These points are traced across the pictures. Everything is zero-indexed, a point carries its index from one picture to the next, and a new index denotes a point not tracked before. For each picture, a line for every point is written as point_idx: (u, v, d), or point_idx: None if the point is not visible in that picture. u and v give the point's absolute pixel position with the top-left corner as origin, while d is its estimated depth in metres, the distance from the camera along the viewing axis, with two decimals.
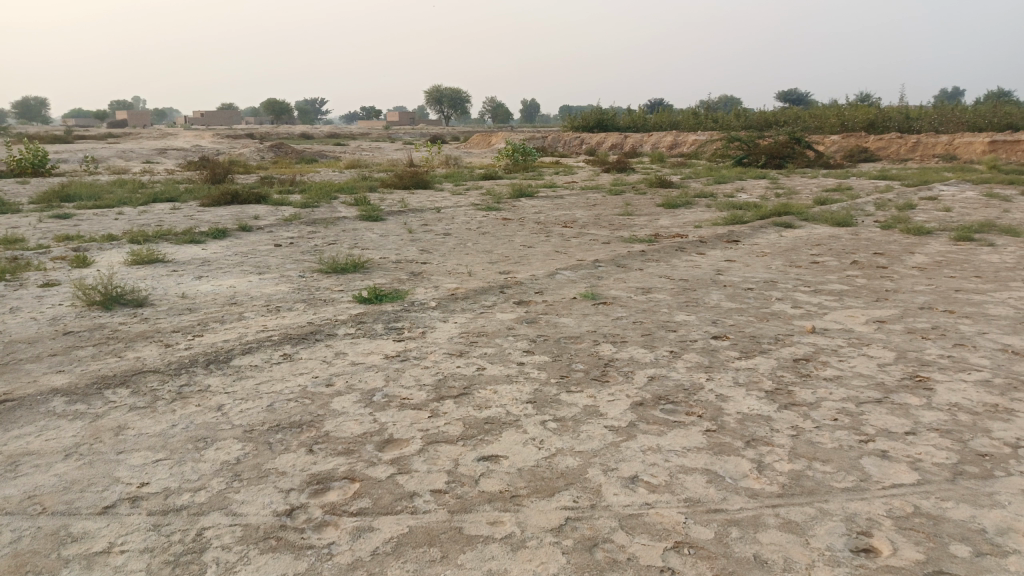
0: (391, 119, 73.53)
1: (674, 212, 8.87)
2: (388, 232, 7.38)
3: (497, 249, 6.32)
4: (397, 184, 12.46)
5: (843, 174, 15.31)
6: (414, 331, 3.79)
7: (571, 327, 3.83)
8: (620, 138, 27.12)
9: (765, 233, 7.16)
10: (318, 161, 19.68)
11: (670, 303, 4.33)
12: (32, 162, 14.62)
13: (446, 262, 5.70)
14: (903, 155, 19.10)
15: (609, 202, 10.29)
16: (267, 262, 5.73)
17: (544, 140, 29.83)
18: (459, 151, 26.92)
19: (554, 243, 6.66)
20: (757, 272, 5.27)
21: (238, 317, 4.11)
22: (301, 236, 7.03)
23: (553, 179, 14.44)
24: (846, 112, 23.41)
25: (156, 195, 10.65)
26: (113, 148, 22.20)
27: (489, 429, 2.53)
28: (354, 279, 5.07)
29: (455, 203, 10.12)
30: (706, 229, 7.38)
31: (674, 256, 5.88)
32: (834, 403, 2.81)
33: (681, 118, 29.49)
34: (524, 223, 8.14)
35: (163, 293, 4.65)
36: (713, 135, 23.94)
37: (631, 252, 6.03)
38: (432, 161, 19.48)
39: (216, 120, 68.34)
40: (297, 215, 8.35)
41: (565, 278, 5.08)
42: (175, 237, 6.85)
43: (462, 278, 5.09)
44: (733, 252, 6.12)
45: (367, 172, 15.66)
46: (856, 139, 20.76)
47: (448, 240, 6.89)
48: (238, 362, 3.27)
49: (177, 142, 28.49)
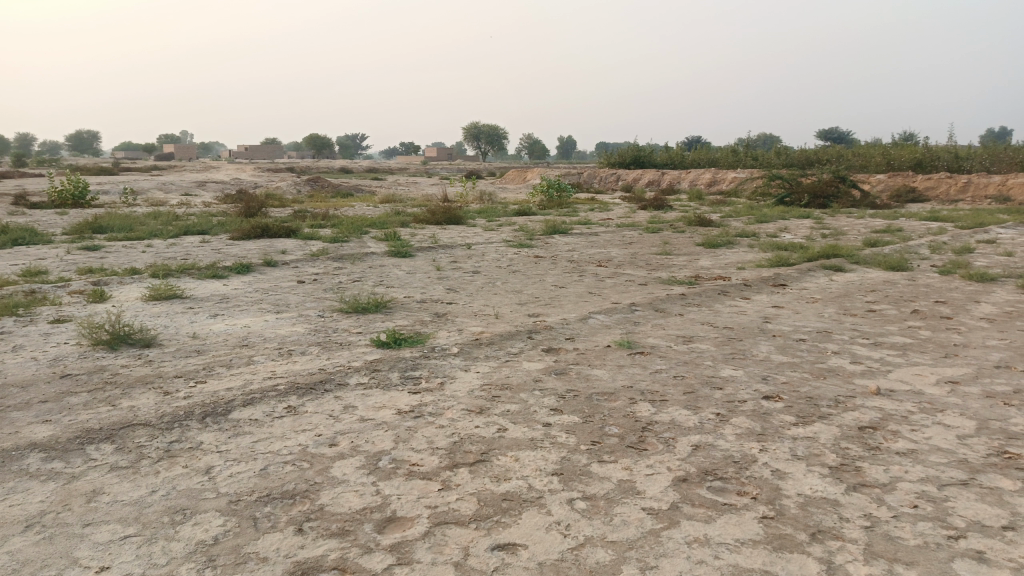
0: (429, 154, 74.48)
1: (715, 252, 8.49)
2: (416, 269, 7.13)
3: (528, 289, 6.02)
4: (429, 219, 12.30)
5: (891, 214, 14.74)
6: (432, 381, 3.48)
7: (604, 381, 3.47)
8: (657, 175, 26.84)
9: (813, 277, 6.73)
10: (353, 195, 19.72)
11: (714, 356, 3.95)
12: (73, 194, 14.87)
13: (473, 303, 5.41)
14: (953, 196, 18.44)
15: (646, 241, 9.95)
16: (287, 300, 5.50)
17: (579, 176, 29.71)
18: (494, 186, 26.90)
19: (587, 284, 6.33)
20: (808, 321, 4.86)
21: (247, 361, 3.84)
22: (326, 272, 6.81)
23: (588, 216, 14.17)
24: (891, 151, 22.81)
25: (187, 228, 10.62)
26: (155, 181, 22.65)
27: (507, 508, 2.19)
28: (374, 321, 4.80)
29: (487, 240, 9.88)
30: (750, 272, 6.99)
31: (716, 301, 5.50)
32: (912, 485, 2.40)
33: (719, 156, 29.13)
34: (557, 261, 7.85)
35: (173, 332, 4.43)
36: (752, 173, 23.52)
37: (670, 295, 5.67)
38: (467, 196, 19.40)
39: (259, 154, 69.98)
40: (325, 250, 8.18)
41: (599, 323, 4.73)
42: (198, 271, 6.69)
43: (489, 321, 4.78)
44: (780, 297, 5.72)
45: (400, 207, 15.58)
46: (903, 178, 20.15)
47: (476, 278, 6.61)
48: (238, 415, 2.98)
49: (216, 175, 29.07)
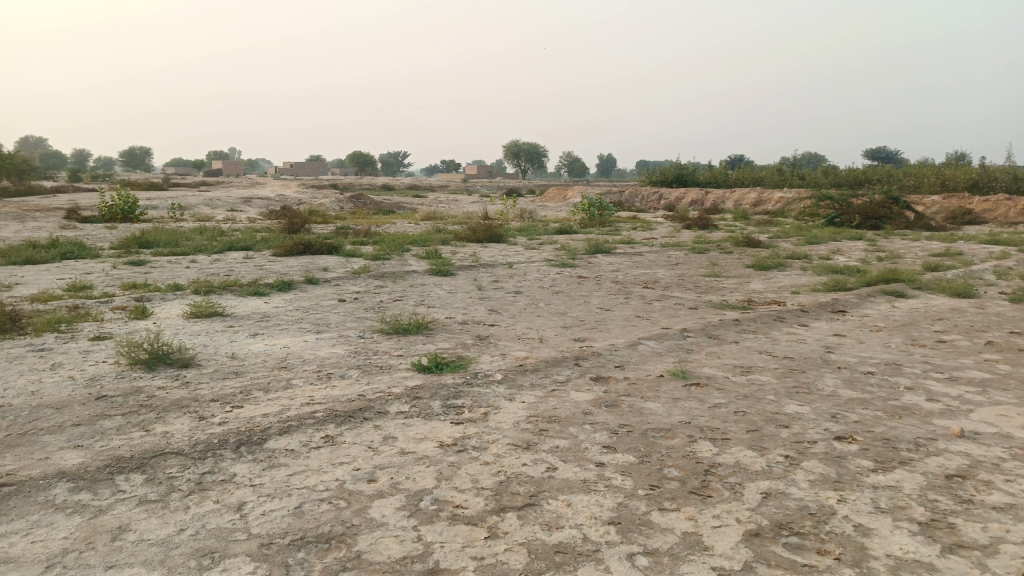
0: (470, 172, 74.94)
1: (766, 274, 8.19)
2: (457, 288, 6.99)
3: (573, 312, 5.81)
4: (470, 237, 12.20)
5: (948, 237, 14.16)
6: (476, 411, 3.29)
7: (660, 416, 3.25)
8: (701, 193, 26.46)
9: (874, 303, 6.40)
10: (395, 212, 19.79)
11: (776, 390, 3.69)
12: (123, 209, 15.18)
13: (516, 326, 5.23)
14: (1012, 218, 17.72)
15: (693, 261, 9.69)
16: (326, 319, 5.39)
17: (621, 194, 29.46)
18: (535, 204, 26.83)
19: (634, 307, 6.10)
20: (874, 352, 4.55)
21: (285, 384, 3.71)
22: (367, 290, 6.71)
23: (631, 235, 13.93)
24: (946, 171, 22.09)
25: (231, 243, 10.68)
26: (202, 197, 23.08)
27: (561, 563, 1.98)
28: (415, 343, 4.64)
29: (529, 259, 9.72)
30: (805, 296, 6.68)
31: (773, 329, 5.22)
32: (1016, 548, 2.13)
33: (765, 175, 28.63)
34: (601, 281, 7.64)
35: (212, 352, 4.33)
36: (799, 193, 23.01)
37: (723, 320, 5.41)
38: (508, 214, 19.30)
39: (303, 170, 71.04)
40: (366, 268, 8.11)
41: (649, 350, 4.50)
42: (239, 288, 6.65)
43: (533, 346, 4.58)
44: (840, 325, 5.42)
45: (441, 224, 15.56)
46: (959, 199, 19.46)
47: (519, 299, 6.43)
48: (273, 445, 2.83)
49: (261, 191, 29.61)
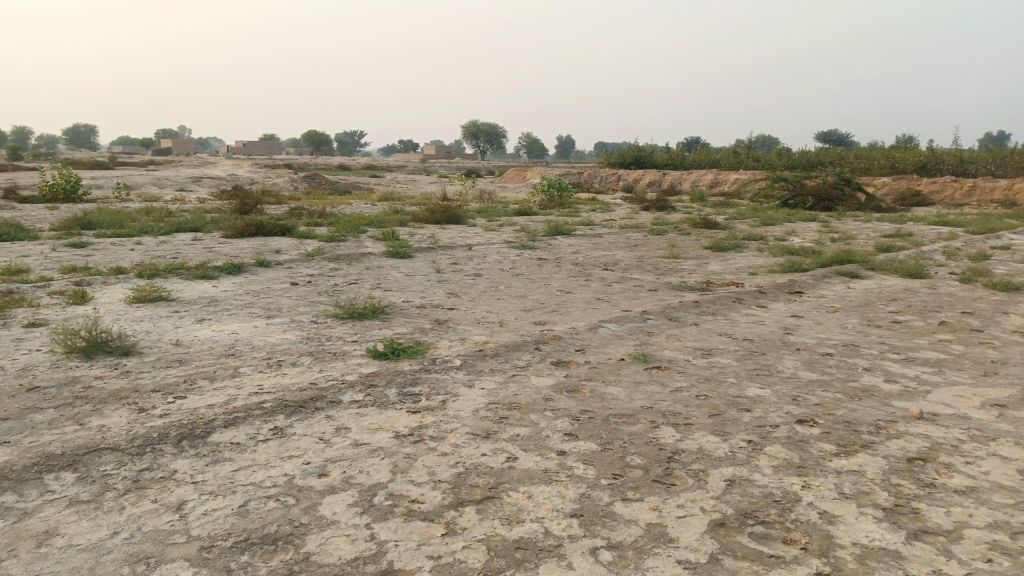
0: (428, 153, 74.18)
1: (725, 256, 8.22)
2: (415, 270, 6.85)
3: (533, 294, 5.72)
4: (428, 219, 12.01)
5: (898, 218, 14.45)
6: (433, 398, 3.18)
7: (622, 401, 3.18)
8: (658, 175, 26.60)
9: (830, 284, 6.45)
10: (352, 193, 19.43)
11: (737, 373, 3.66)
12: (64, 188, 14.57)
13: (475, 309, 5.12)
14: (958, 200, 18.20)
15: (652, 243, 9.69)
16: (278, 304, 5.20)
17: (580, 175, 29.46)
18: (494, 185, 26.65)
19: (594, 289, 6.04)
20: (833, 334, 4.57)
21: (232, 373, 3.54)
22: (320, 273, 6.52)
23: (590, 216, 13.89)
24: (895, 154, 22.57)
25: (179, 225, 10.31)
26: (150, 176, 22.31)
27: (522, 560, 1.89)
28: (371, 328, 4.49)
29: (488, 240, 9.60)
30: (763, 277, 6.71)
31: (733, 310, 5.21)
32: (979, 532, 2.11)
33: (721, 157, 28.90)
34: (561, 263, 7.57)
35: (154, 339, 4.13)
36: (755, 174, 23.28)
37: (684, 302, 5.38)
38: (467, 195, 19.09)
39: (257, 149, 69.44)
40: (321, 249, 7.89)
41: (610, 333, 4.44)
42: (187, 271, 6.40)
43: (493, 330, 4.48)
44: (799, 307, 5.43)
45: (399, 204, 15.31)
46: (908, 181, 19.91)
47: (478, 281, 6.32)
48: (217, 439, 2.68)
49: (212, 171, 28.81)
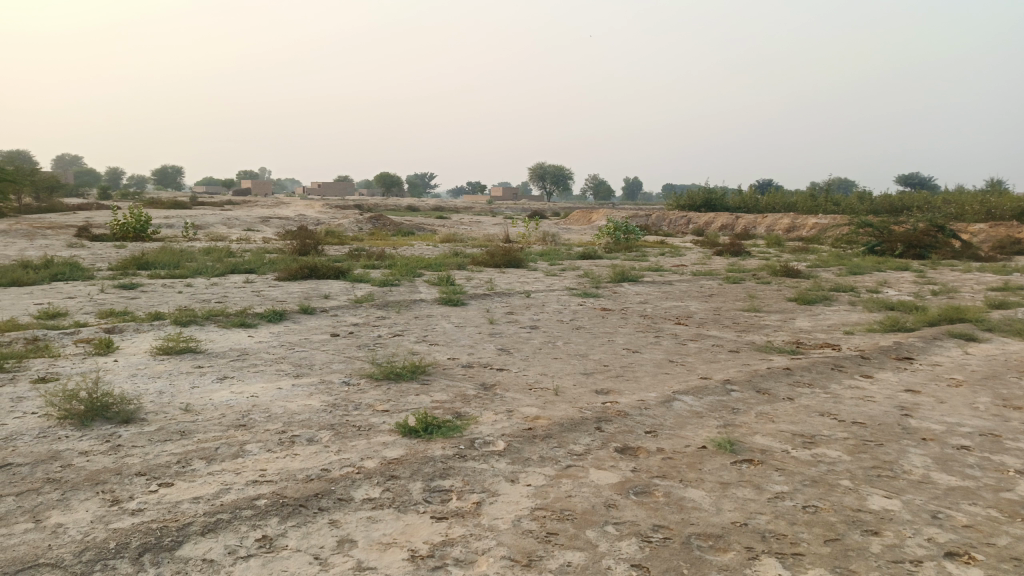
0: (496, 194, 74.72)
1: (813, 310, 7.37)
2: (466, 320, 6.29)
3: (595, 354, 5.05)
4: (488, 262, 11.53)
5: (1001, 269, 13.11)
6: (466, 499, 2.55)
7: (706, 514, 2.48)
8: (731, 218, 25.61)
9: (943, 349, 5.56)
10: (414, 234, 19.20)
11: (852, 475, 2.90)
12: (134, 227, 14.78)
13: (529, 371, 4.50)
14: None
15: (728, 293, 8.91)
16: (310, 359, 4.69)
17: (648, 218, 28.69)
18: (559, 227, 26.19)
19: (666, 348, 5.34)
20: (963, 418, 3.74)
21: (235, 452, 3.00)
22: (365, 322, 6.04)
23: (659, 261, 13.14)
24: (991, 199, 20.99)
25: (235, 266, 10.08)
26: (220, 215, 22.70)
27: None
28: (407, 393, 3.92)
29: (549, 287, 9.00)
30: (861, 339, 5.87)
31: (832, 382, 4.42)
32: None
33: (797, 200, 27.68)
34: (628, 315, 6.90)
35: (162, 404, 3.64)
36: (835, 219, 22.05)
37: (772, 369, 4.62)
38: (529, 237, 18.65)
39: (329, 190, 71.28)
40: (371, 295, 7.45)
41: (686, 410, 3.73)
42: (225, 317, 6.01)
43: (547, 400, 3.83)
44: (911, 379, 4.59)
45: (460, 246, 14.95)
46: (1007, 228, 18.39)
47: (534, 336, 5.71)
48: (187, 554, 2.11)
49: (282, 210, 29.31)
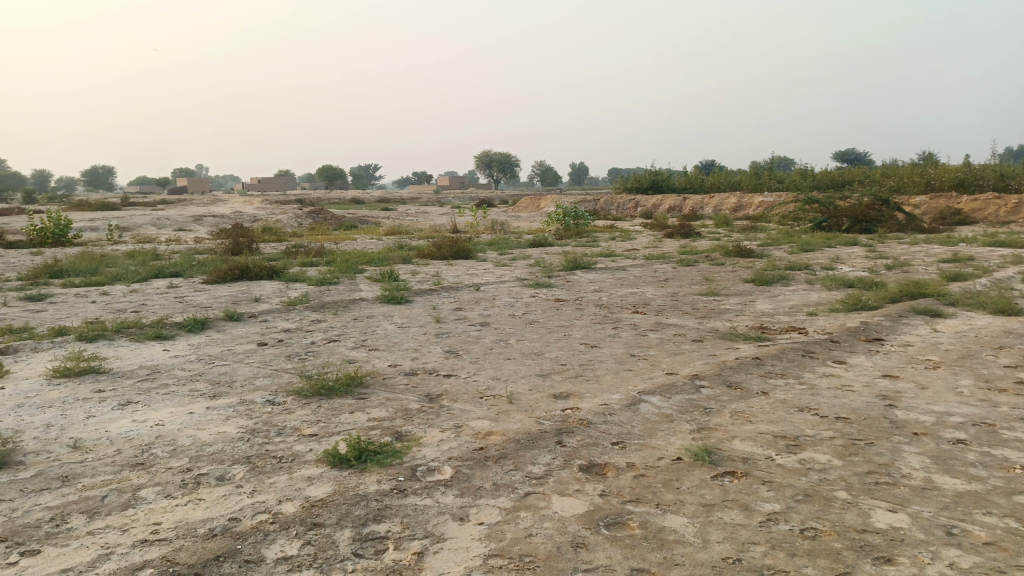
0: (442, 183, 73.86)
1: (772, 291, 7.12)
2: (410, 319, 5.81)
3: (551, 351, 4.64)
4: (434, 253, 11.04)
5: (946, 240, 13.18)
6: (404, 549, 2.10)
7: (690, 550, 2.08)
8: (678, 200, 25.59)
9: (911, 327, 5.31)
10: (357, 227, 18.53)
11: (847, 485, 2.55)
12: (53, 232, 13.79)
13: (479, 375, 4.06)
14: (1003, 217, 16.92)
15: (684, 276, 8.62)
16: (231, 374, 4.16)
17: (596, 203, 28.51)
18: (507, 215, 25.79)
19: (626, 340, 4.97)
20: (951, 406, 3.44)
21: (125, 501, 2.49)
22: (297, 328, 5.50)
23: (610, 246, 12.85)
24: (930, 171, 21.30)
25: (159, 270, 9.36)
26: (151, 215, 21.56)
27: None
28: (339, 411, 3.44)
29: (499, 278, 8.57)
30: (827, 321, 5.60)
31: (806, 371, 4.09)
32: None
33: (742, 179, 27.83)
34: (583, 306, 6.52)
35: (45, 441, 3.09)
36: (780, 196, 22.16)
37: (742, 359, 4.28)
38: (478, 225, 18.18)
39: (271, 185, 69.36)
40: (306, 296, 6.89)
41: (655, 414, 3.34)
42: (139, 330, 5.41)
43: (499, 410, 3.40)
44: (886, 363, 4.30)
45: (406, 239, 14.41)
46: (947, 199, 18.67)
47: (484, 333, 5.27)
48: None
49: (218, 208, 28.17)
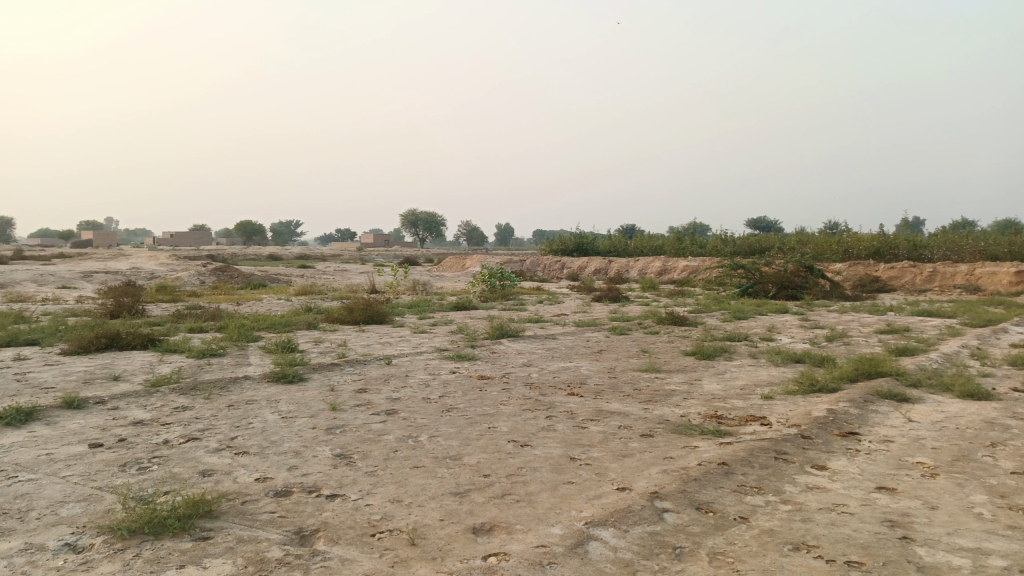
0: (366, 241, 72.59)
1: (717, 368, 6.43)
2: (301, 405, 4.77)
3: (471, 454, 3.70)
4: (345, 318, 9.99)
5: (875, 309, 13.01)
6: None
7: None
8: (604, 262, 25.37)
9: (883, 418, 4.64)
10: (266, 287, 17.19)
11: None
12: None
13: (372, 496, 3.07)
14: (920, 285, 17.15)
15: (619, 347, 7.88)
16: (29, 498, 3.01)
17: (521, 264, 28.04)
18: (431, 275, 24.95)
19: (562, 435, 4.08)
20: (980, 539, 2.68)
21: None
22: (152, 419, 4.37)
23: (537, 311, 12.11)
24: (847, 238, 21.70)
25: (13, 335, 7.95)
26: (34, 270, 19.57)
27: None
28: (163, 566, 2.38)
29: (414, 348, 7.60)
30: (789, 408, 4.87)
31: (786, 483, 3.29)
32: None
33: (665, 243, 27.95)
34: (510, 385, 5.63)
35: None
36: (704, 261, 22.17)
37: (707, 466, 3.44)
38: (398, 285, 17.20)
39: (184, 240, 66.32)
40: (179, 372, 5.74)
41: (611, 562, 2.43)
42: None
43: (396, 561, 2.42)
44: (875, 470, 3.55)
45: (316, 300, 13.31)
46: (865, 267, 18.94)
47: (389, 425, 4.28)
48: None
49: (116, 263, 26.18)
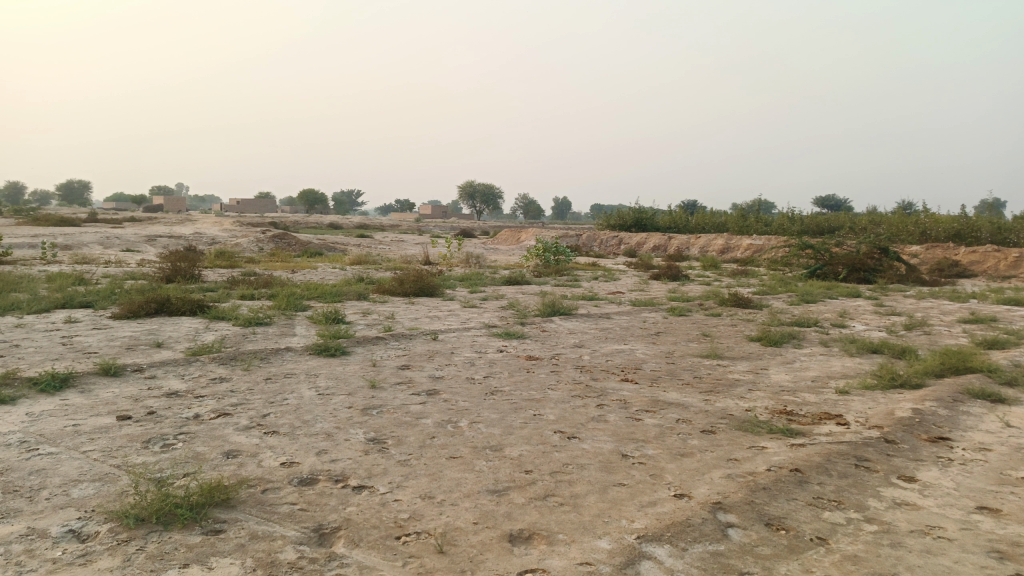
0: (424, 211, 72.90)
1: (784, 357, 5.95)
2: (339, 382, 4.55)
3: (513, 445, 3.39)
4: (395, 289, 9.80)
5: (955, 295, 12.15)
6: None
7: None
8: (663, 238, 24.66)
9: (977, 421, 4.13)
10: (322, 255, 17.22)
11: None
12: None
13: (401, 490, 2.79)
14: (1004, 271, 16.02)
15: (678, 329, 7.45)
16: (45, 475, 2.85)
17: (577, 238, 27.54)
18: (486, 247, 24.69)
19: (614, 427, 3.73)
20: None
21: None
22: (185, 391, 4.20)
23: (593, 287, 11.70)
24: (925, 219, 20.47)
25: (69, 297, 7.99)
26: (101, 233, 20.04)
27: None
28: (165, 565, 2.16)
29: (462, 323, 7.33)
30: (868, 405, 4.40)
31: (870, 497, 2.88)
32: None
33: (728, 220, 26.99)
34: (559, 368, 5.30)
35: None
36: (769, 240, 21.26)
37: (777, 473, 3.05)
38: (451, 257, 17.01)
39: (249, 206, 67.83)
40: (220, 341, 5.60)
41: None
42: None
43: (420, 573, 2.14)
44: (973, 485, 3.10)
45: (369, 270, 13.19)
46: (944, 250, 17.82)
47: (428, 408, 4.01)
48: None
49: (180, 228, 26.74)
